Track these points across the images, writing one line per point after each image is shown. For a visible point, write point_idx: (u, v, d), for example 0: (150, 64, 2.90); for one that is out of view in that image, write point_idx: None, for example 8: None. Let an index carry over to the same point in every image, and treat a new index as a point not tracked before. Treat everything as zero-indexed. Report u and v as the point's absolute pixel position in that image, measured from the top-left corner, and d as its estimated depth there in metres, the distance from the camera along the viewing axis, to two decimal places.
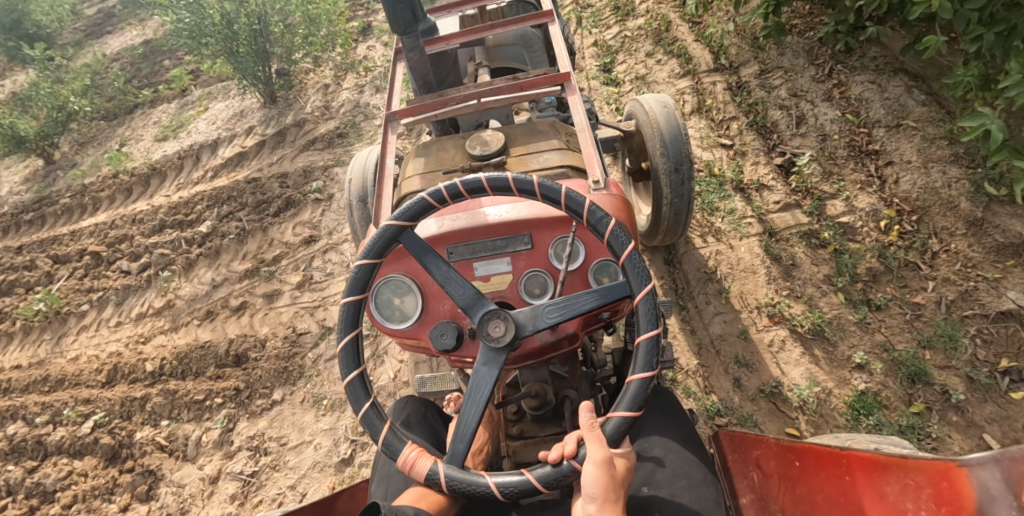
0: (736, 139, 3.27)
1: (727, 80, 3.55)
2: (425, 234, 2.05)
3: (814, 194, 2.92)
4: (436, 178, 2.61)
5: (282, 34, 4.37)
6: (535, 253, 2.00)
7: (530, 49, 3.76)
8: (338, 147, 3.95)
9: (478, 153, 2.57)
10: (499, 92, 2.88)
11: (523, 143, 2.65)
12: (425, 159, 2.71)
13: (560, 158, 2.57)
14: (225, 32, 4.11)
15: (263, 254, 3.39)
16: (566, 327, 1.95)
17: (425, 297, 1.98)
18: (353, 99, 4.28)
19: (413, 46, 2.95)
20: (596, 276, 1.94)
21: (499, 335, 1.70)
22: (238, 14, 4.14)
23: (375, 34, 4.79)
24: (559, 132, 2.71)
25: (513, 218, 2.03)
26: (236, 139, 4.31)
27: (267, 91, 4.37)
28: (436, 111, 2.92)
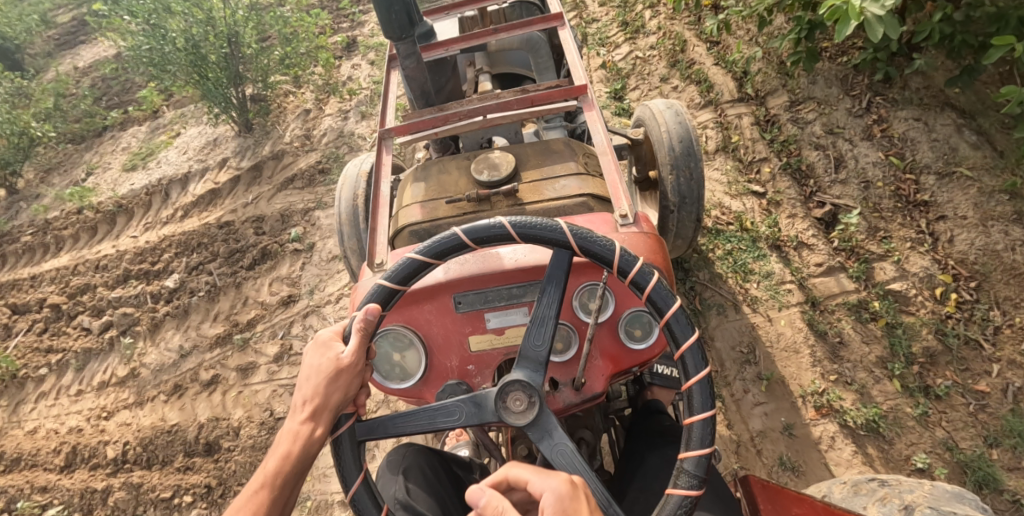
0: (769, 186, 2.88)
1: (754, 112, 3.16)
2: (427, 281, 1.64)
3: (860, 255, 2.59)
4: (439, 207, 2.19)
5: (255, 55, 3.94)
6: (557, 302, 1.63)
7: (536, 54, 3.27)
8: (320, 186, 3.54)
9: (486, 181, 2.17)
10: (507, 107, 2.49)
11: (535, 165, 2.24)
12: (425, 185, 2.31)
13: (579, 185, 2.16)
14: (190, 57, 3.68)
15: (237, 316, 3.02)
16: (593, 386, 1.62)
17: (428, 351, 1.64)
18: (336, 127, 3.89)
19: (409, 52, 2.53)
20: (627, 328, 1.62)
21: (523, 410, 1.39)
22: (206, 36, 3.70)
23: (360, 51, 4.40)
24: (576, 153, 2.30)
25: (532, 257, 1.64)
26: (208, 174, 3.91)
27: (242, 119, 3.98)
28: (436, 128, 2.52)
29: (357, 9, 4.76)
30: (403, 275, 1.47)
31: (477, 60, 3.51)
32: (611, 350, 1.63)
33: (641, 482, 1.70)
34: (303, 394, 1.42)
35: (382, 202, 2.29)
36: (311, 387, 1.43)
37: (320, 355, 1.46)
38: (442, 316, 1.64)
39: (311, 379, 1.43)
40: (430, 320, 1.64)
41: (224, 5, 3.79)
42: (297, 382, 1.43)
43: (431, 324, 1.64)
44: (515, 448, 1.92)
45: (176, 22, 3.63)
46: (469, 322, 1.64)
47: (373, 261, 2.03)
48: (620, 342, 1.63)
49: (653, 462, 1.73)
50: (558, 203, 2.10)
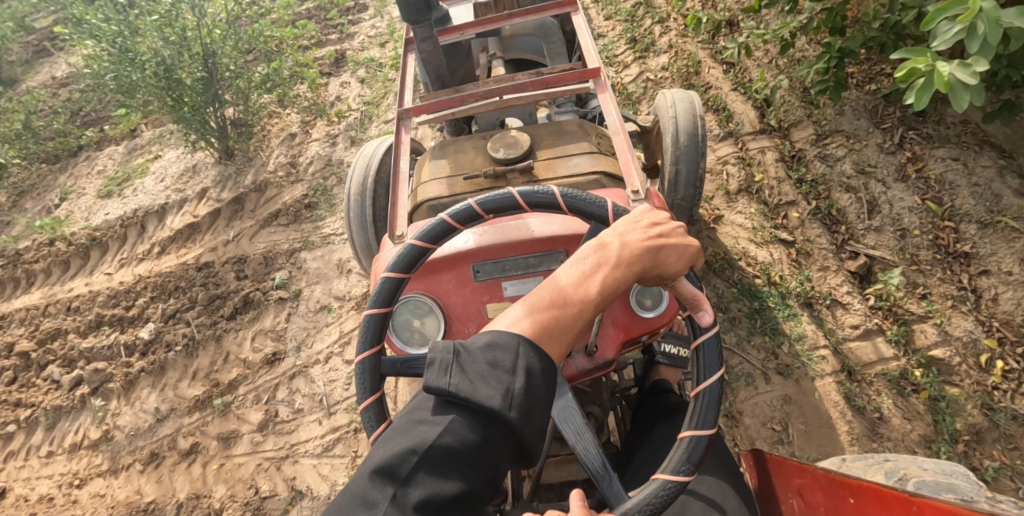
0: (798, 234, 2.65)
1: (779, 147, 2.92)
2: (448, 252, 1.76)
3: (898, 315, 2.38)
4: (457, 183, 2.24)
5: (234, 76, 3.63)
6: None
7: (547, 40, 3.14)
8: (306, 223, 3.26)
9: (502, 157, 2.22)
10: (523, 89, 2.41)
11: (549, 145, 2.28)
12: (442, 160, 2.36)
13: (592, 162, 2.20)
14: (162, 83, 3.35)
15: (217, 375, 2.79)
16: (604, 353, 1.71)
17: (449, 317, 1.73)
18: (323, 154, 3.60)
19: (427, 36, 2.47)
20: (638, 299, 1.73)
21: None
22: (180, 57, 3.39)
23: (349, 67, 4.14)
24: (588, 133, 2.34)
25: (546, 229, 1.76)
26: (187, 206, 3.62)
27: (222, 145, 3.69)
28: (453, 109, 2.47)
29: (346, 20, 4.52)
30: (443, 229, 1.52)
31: (490, 46, 3.30)
32: (623, 322, 1.72)
33: (645, 453, 1.73)
34: (644, 262, 1.30)
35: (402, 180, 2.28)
36: (647, 263, 1.30)
37: (684, 249, 1.33)
38: (462, 286, 1.75)
39: (658, 257, 1.30)
40: (450, 291, 1.75)
41: (197, 24, 3.46)
42: (655, 237, 1.31)
43: (451, 294, 1.75)
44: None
45: (141, 45, 3.29)
46: (487, 291, 1.75)
47: (394, 232, 2.06)
48: (631, 313, 1.73)
49: (661, 430, 1.77)
50: (572, 180, 2.14)
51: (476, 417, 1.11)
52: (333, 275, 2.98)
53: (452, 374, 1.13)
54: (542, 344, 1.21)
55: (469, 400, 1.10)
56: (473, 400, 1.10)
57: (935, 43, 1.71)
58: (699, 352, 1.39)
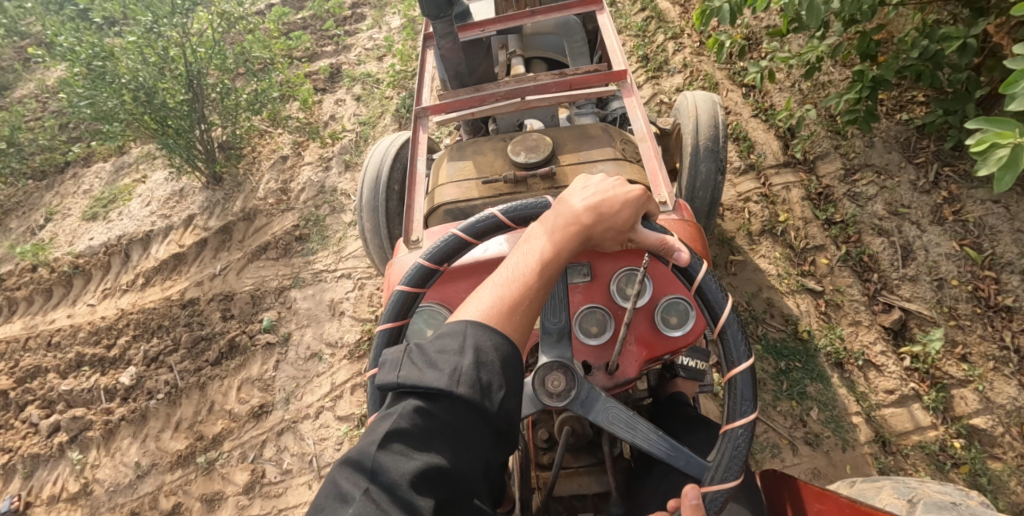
0: (827, 282, 2.45)
1: (805, 184, 2.72)
2: (464, 259, 1.54)
3: (936, 379, 2.20)
4: (473, 187, 2.05)
5: (221, 97, 3.42)
6: (594, 285, 1.53)
7: (569, 38, 3.04)
8: (296, 257, 3.06)
9: (522, 161, 2.03)
10: (545, 90, 2.36)
11: (572, 150, 2.09)
12: (461, 163, 2.15)
13: (617, 170, 2.02)
14: (142, 106, 3.12)
15: (201, 427, 2.62)
16: (626, 371, 1.47)
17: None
18: (316, 180, 3.40)
19: (447, 32, 2.37)
20: (664, 315, 1.48)
21: (555, 394, 1.23)
22: (163, 79, 3.17)
23: (345, 83, 3.97)
24: (613, 138, 2.15)
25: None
26: (172, 234, 3.44)
27: (210, 170, 3.49)
28: (472, 109, 2.37)
29: (342, 32, 4.40)
30: (453, 247, 1.34)
31: (509, 44, 3.10)
32: (646, 336, 1.49)
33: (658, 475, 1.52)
34: (588, 219, 1.16)
35: (418, 180, 2.19)
36: (596, 215, 1.17)
37: (626, 197, 1.19)
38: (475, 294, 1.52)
39: (602, 211, 1.17)
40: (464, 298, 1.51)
41: (182, 43, 3.23)
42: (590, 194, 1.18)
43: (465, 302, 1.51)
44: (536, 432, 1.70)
45: (120, 66, 3.03)
46: None
47: (411, 236, 1.96)
48: (656, 329, 1.49)
49: (678, 447, 1.54)
50: None
51: (435, 402, 0.99)
52: (325, 316, 2.79)
53: (400, 365, 1.03)
54: (500, 320, 1.06)
55: (419, 384, 0.99)
56: (423, 384, 0.99)
57: (1014, 106, 1.51)
58: (734, 389, 1.20)
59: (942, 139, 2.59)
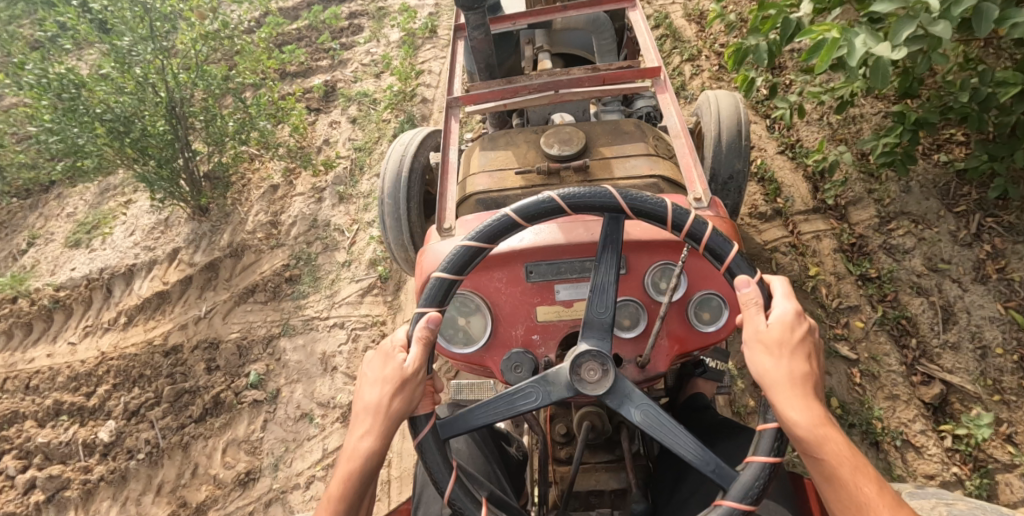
0: (862, 348, 2.27)
1: (837, 233, 2.52)
2: (500, 247, 1.53)
3: (981, 463, 2.01)
4: (507, 177, 2.07)
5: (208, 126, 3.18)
6: (629, 279, 1.51)
7: (599, 35, 3.12)
8: (286, 300, 2.87)
9: (556, 154, 2.04)
10: (578, 84, 2.36)
11: (606, 144, 2.11)
12: (493, 153, 2.17)
13: (650, 165, 2.02)
14: (118, 140, 2.88)
15: (184, 494, 2.45)
16: (656, 365, 1.49)
17: (495, 318, 1.53)
18: (308, 212, 3.19)
19: (478, 24, 2.45)
20: (696, 310, 1.48)
21: (592, 384, 1.23)
22: (142, 110, 2.93)
23: (341, 103, 3.78)
24: (646, 134, 2.14)
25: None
26: (156, 269, 3.24)
27: (195, 201, 3.28)
28: (504, 100, 2.41)
29: (337, 45, 4.26)
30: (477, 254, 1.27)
31: (537, 39, 3.23)
32: (678, 328, 1.50)
33: (701, 470, 1.46)
34: (374, 416, 1.21)
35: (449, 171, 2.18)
36: (377, 421, 1.21)
37: (382, 373, 1.23)
38: (511, 285, 1.53)
39: (381, 407, 1.21)
40: (500, 289, 1.53)
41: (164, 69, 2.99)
42: (359, 400, 1.23)
43: (499, 292, 1.53)
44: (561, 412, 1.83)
45: (93, 99, 2.76)
46: (537, 293, 1.54)
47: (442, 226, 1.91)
48: (689, 324, 1.50)
49: (721, 446, 1.49)
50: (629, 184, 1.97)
51: None
52: (316, 371, 2.60)
53: None
54: None
55: None
56: None
57: None
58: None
59: (985, 186, 2.38)
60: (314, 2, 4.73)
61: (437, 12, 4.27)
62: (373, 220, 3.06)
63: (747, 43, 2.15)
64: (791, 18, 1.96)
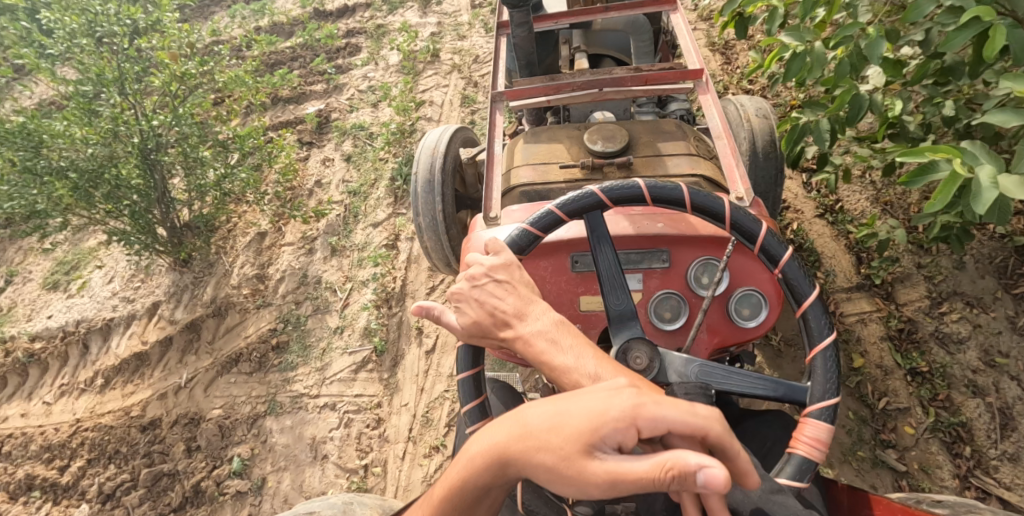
0: (910, 456, 2.06)
1: (884, 316, 2.30)
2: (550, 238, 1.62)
3: None
4: (551, 169, 2.12)
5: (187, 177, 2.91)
6: (671, 273, 1.59)
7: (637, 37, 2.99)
8: (272, 373, 2.63)
9: (600, 149, 2.06)
10: (620, 84, 2.35)
11: (648, 143, 2.13)
12: (535, 147, 2.20)
13: (691, 165, 2.05)
14: (83, 197, 2.57)
15: None
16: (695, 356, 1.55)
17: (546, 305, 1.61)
18: (297, 266, 2.94)
19: (521, 20, 2.50)
20: (736, 306, 1.53)
21: (641, 370, 1.35)
22: (109, 162, 2.61)
23: (335, 136, 3.51)
24: (687, 134, 2.17)
25: (654, 225, 1.63)
26: (135, 325, 3.01)
27: (176, 252, 3.02)
28: (548, 96, 2.40)
29: (333, 68, 4.06)
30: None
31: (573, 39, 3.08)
32: (717, 321, 1.55)
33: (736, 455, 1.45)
34: None
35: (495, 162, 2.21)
36: None
37: None
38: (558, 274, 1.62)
39: None
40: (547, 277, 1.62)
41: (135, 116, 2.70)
42: None
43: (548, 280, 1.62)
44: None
45: (54, 154, 2.49)
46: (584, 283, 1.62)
47: (488, 214, 1.96)
48: (728, 319, 1.54)
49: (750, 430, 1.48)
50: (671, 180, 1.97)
51: None
52: (305, 459, 2.38)
53: None
54: None
55: None
56: None
57: None
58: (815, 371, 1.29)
59: None
60: (311, 20, 4.51)
61: (439, 31, 4.08)
62: (368, 278, 2.80)
63: (801, 117, 1.89)
64: (860, 96, 1.69)
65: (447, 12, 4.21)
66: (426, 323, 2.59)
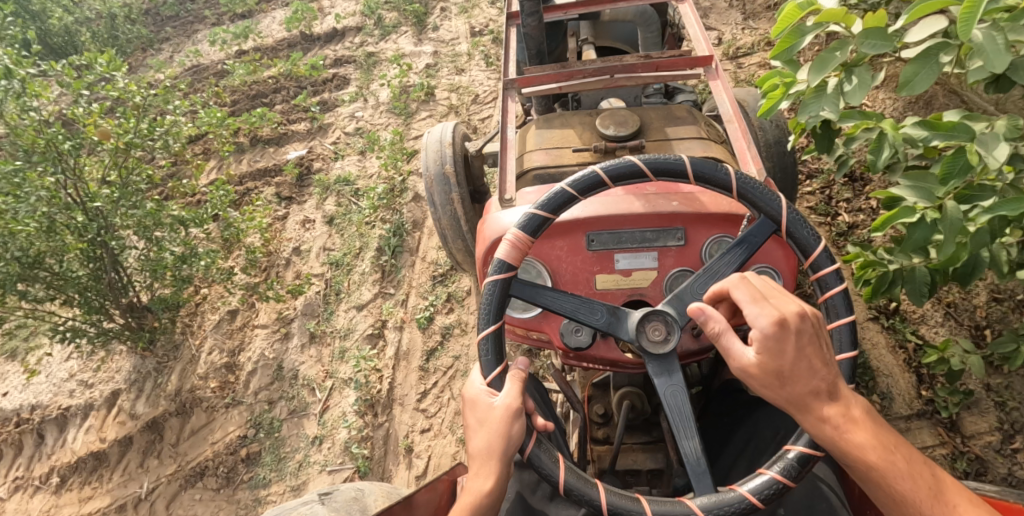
0: None
1: (949, 453, 1.97)
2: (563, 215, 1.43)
3: None
4: (565, 154, 1.94)
5: (138, 260, 2.54)
6: (685, 251, 1.41)
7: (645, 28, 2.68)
8: (242, 490, 2.33)
9: (611, 134, 1.90)
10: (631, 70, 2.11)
11: (659, 130, 1.97)
12: (547, 132, 2.02)
13: (704, 149, 1.88)
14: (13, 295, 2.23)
15: None
16: (710, 335, 1.40)
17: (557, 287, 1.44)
18: (270, 357, 2.60)
19: (534, 10, 2.24)
20: None
21: (661, 343, 1.21)
22: (43, 256, 2.26)
23: (316, 192, 3.13)
24: (697, 119, 2.00)
25: (668, 200, 1.43)
26: (92, 417, 2.70)
27: (136, 336, 2.69)
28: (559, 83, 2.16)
29: (317, 105, 3.66)
30: (500, 293, 1.25)
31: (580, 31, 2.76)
32: None
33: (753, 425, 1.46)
34: None
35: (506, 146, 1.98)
36: None
37: None
38: (572, 254, 1.43)
39: None
40: (560, 257, 1.43)
41: (71, 197, 2.33)
42: None
43: (561, 260, 1.44)
44: (591, 407, 1.83)
45: None
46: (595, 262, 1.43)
47: (502, 196, 1.74)
48: None
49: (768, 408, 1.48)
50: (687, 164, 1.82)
51: None
52: None
53: None
54: None
55: None
56: None
57: None
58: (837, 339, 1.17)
59: None
60: (296, 47, 4.15)
61: (435, 63, 3.71)
62: (350, 376, 2.46)
63: (888, 261, 1.48)
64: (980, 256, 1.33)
65: (444, 40, 3.85)
66: (417, 441, 2.27)
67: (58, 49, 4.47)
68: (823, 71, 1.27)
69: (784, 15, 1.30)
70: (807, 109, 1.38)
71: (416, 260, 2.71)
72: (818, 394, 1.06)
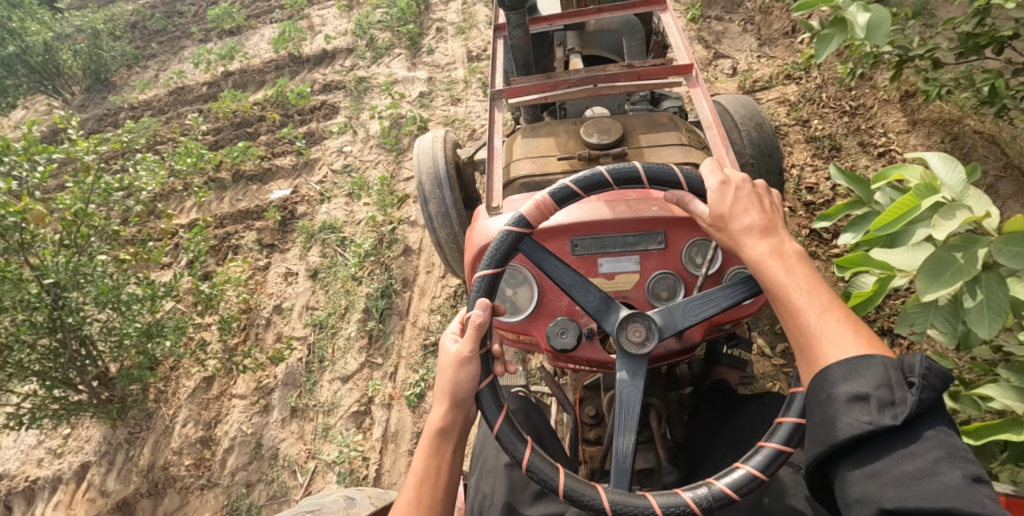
0: None
1: None
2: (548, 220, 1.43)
3: None
4: (550, 163, 1.84)
5: (100, 331, 2.32)
6: (665, 254, 1.43)
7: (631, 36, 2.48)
8: None
9: (594, 142, 1.77)
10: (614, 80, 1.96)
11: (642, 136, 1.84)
12: (533, 140, 1.91)
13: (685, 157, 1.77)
14: None
15: None
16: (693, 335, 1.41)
17: (542, 288, 1.44)
18: (249, 434, 2.41)
19: (523, 23, 2.00)
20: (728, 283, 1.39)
21: (640, 345, 1.23)
22: None
23: (301, 241, 2.91)
24: (680, 125, 1.89)
25: (649, 206, 1.45)
26: (57, 491, 2.48)
27: (105, 407, 2.48)
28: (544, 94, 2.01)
29: (303, 138, 3.42)
30: (510, 244, 1.27)
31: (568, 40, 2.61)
32: None
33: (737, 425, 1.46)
34: None
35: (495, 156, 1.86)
36: None
37: None
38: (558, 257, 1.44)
39: None
40: None
41: (22, 270, 2.10)
42: None
43: None
44: (583, 408, 1.73)
45: None
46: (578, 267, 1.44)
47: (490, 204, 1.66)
48: None
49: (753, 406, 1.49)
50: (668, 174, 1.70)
51: None
52: None
53: None
54: None
55: None
56: None
57: None
58: None
59: None
60: (284, 71, 3.91)
61: (429, 91, 3.47)
62: (333, 459, 2.27)
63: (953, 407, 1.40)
64: None
65: (439, 65, 3.62)
66: None
67: (39, 67, 4.19)
68: (943, 284, 1.07)
69: (894, 206, 1.09)
70: (910, 319, 1.22)
71: (405, 325, 2.51)
72: (753, 230, 1.20)
